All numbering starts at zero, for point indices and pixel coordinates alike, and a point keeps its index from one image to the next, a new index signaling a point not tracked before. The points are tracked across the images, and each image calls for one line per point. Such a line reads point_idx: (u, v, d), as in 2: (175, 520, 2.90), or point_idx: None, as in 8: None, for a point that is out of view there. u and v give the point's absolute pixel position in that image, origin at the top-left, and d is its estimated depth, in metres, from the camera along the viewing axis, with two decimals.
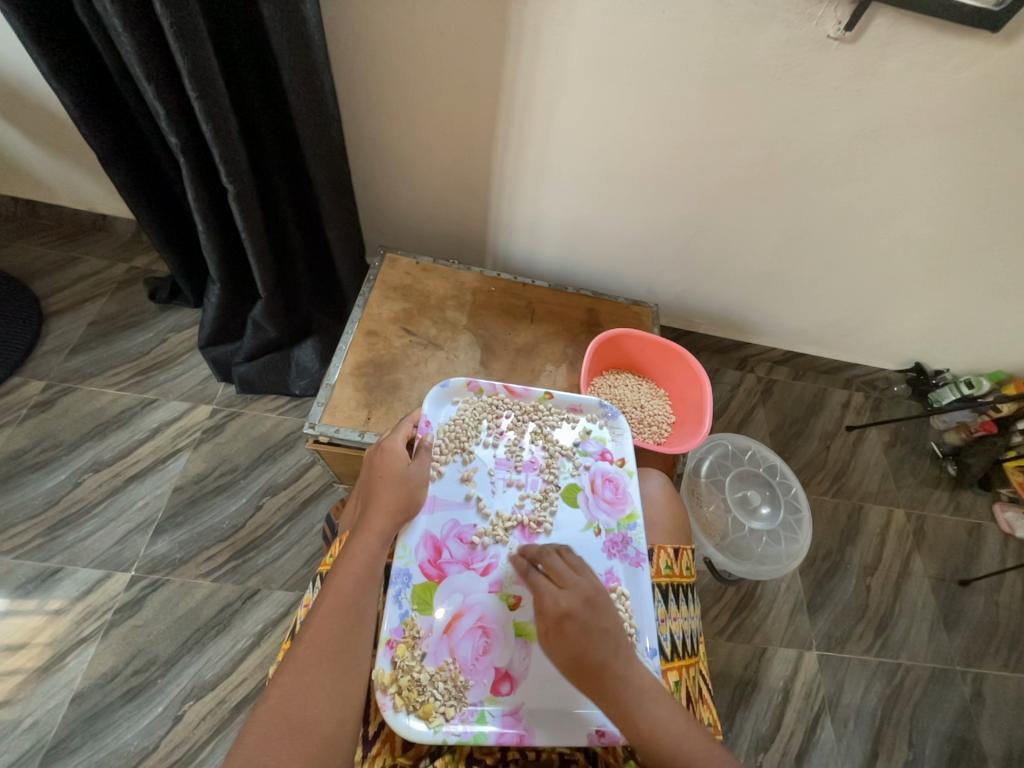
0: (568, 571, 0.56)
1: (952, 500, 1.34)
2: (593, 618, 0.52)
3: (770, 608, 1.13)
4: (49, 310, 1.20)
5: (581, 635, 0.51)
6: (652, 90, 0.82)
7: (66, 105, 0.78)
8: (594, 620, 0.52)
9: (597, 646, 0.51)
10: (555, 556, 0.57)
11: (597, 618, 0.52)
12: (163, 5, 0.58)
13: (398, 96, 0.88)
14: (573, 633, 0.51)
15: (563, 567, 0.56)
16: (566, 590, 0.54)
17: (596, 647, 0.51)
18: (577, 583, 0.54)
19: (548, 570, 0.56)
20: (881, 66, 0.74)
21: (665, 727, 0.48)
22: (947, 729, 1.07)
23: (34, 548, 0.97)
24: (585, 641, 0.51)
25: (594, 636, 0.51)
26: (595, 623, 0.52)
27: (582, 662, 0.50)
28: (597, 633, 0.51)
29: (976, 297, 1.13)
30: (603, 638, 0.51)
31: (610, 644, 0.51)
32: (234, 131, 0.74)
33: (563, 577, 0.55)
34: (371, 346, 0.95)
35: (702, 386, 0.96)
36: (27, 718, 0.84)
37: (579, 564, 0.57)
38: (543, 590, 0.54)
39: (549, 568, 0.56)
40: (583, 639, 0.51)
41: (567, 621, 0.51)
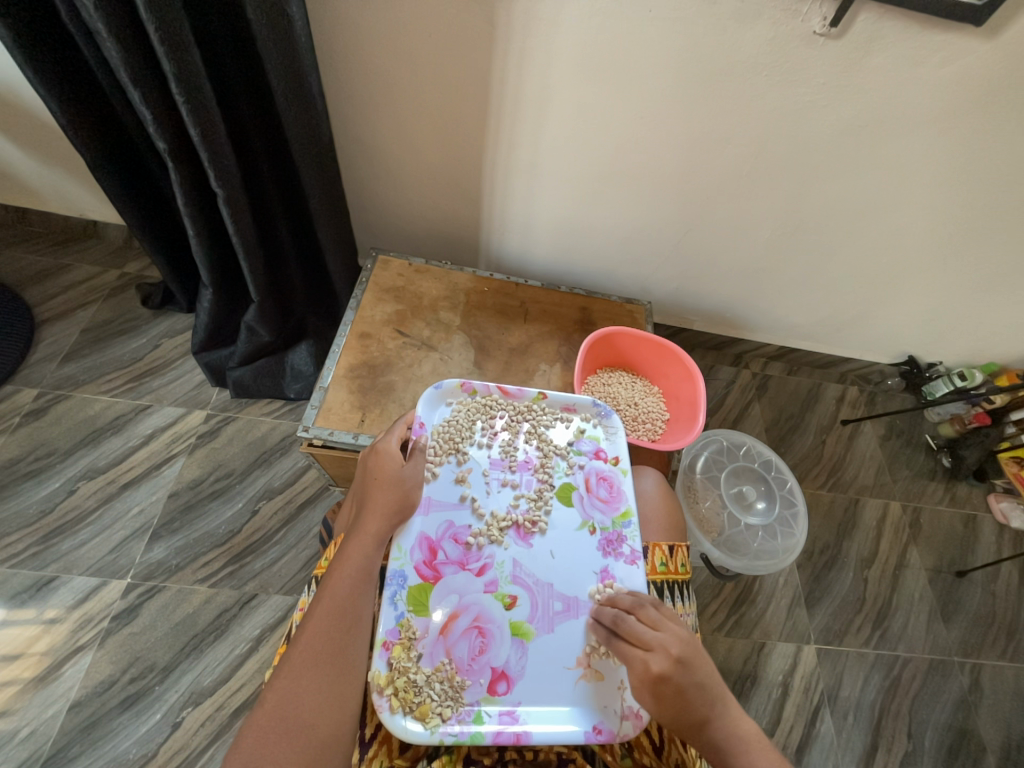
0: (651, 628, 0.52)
1: (947, 492, 1.35)
2: (687, 678, 0.49)
3: (769, 603, 1.13)
4: (41, 318, 1.20)
5: (678, 697, 0.48)
6: (641, 88, 0.82)
7: (54, 111, 0.78)
8: (688, 680, 0.49)
9: (695, 704, 0.48)
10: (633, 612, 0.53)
11: (693, 676, 0.49)
12: (147, 9, 0.58)
13: (388, 98, 0.88)
14: (668, 695, 0.48)
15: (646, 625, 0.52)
16: (654, 650, 0.50)
17: (694, 706, 0.48)
18: (666, 640, 0.50)
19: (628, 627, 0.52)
20: (867, 61, 0.75)
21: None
22: (945, 720, 1.08)
23: (29, 557, 0.96)
24: (683, 703, 0.48)
25: (691, 698, 0.48)
26: (690, 682, 0.48)
27: (681, 722, 0.48)
28: (694, 692, 0.48)
29: (967, 290, 1.14)
30: (700, 696, 0.48)
31: (708, 702, 0.48)
32: (223, 135, 0.73)
33: (647, 637, 0.51)
34: (365, 349, 0.94)
35: (696, 382, 0.96)
36: (25, 727, 0.84)
37: (659, 615, 0.53)
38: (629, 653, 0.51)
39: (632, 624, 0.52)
40: (679, 701, 0.48)
41: (662, 684, 0.48)
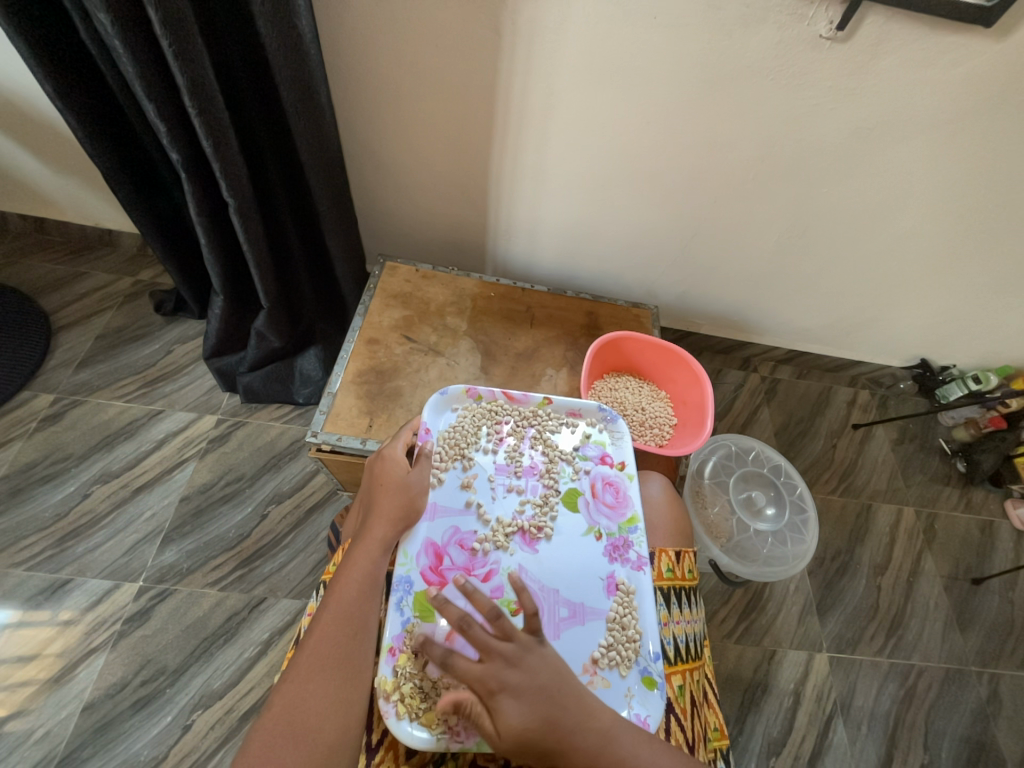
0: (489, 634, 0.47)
1: (962, 497, 1.33)
2: (527, 682, 0.46)
3: (779, 610, 1.12)
4: (58, 325, 1.23)
5: (520, 710, 0.45)
6: (645, 92, 0.82)
7: (72, 125, 0.80)
8: (529, 683, 0.46)
9: (544, 709, 0.46)
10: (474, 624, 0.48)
11: (533, 680, 0.46)
12: (163, 28, 0.59)
13: (394, 107, 0.89)
14: (511, 707, 0.45)
15: (484, 633, 0.46)
16: (491, 660, 0.46)
17: (536, 714, 0.45)
18: (501, 651, 0.46)
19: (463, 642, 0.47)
20: (875, 64, 0.74)
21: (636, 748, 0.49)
22: (963, 731, 1.05)
23: (45, 559, 0.98)
24: (526, 715, 0.45)
25: (533, 704, 0.46)
26: (532, 686, 0.46)
27: (529, 739, 0.45)
28: (535, 694, 0.46)
29: (979, 292, 1.12)
30: (544, 697, 0.46)
31: (551, 705, 0.46)
32: (235, 146, 0.75)
33: (484, 650, 0.46)
34: (373, 354, 0.95)
35: (703, 386, 0.96)
36: (39, 729, 0.85)
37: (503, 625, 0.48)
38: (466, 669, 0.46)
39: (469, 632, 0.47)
40: (521, 712, 0.45)
41: (501, 695, 0.45)
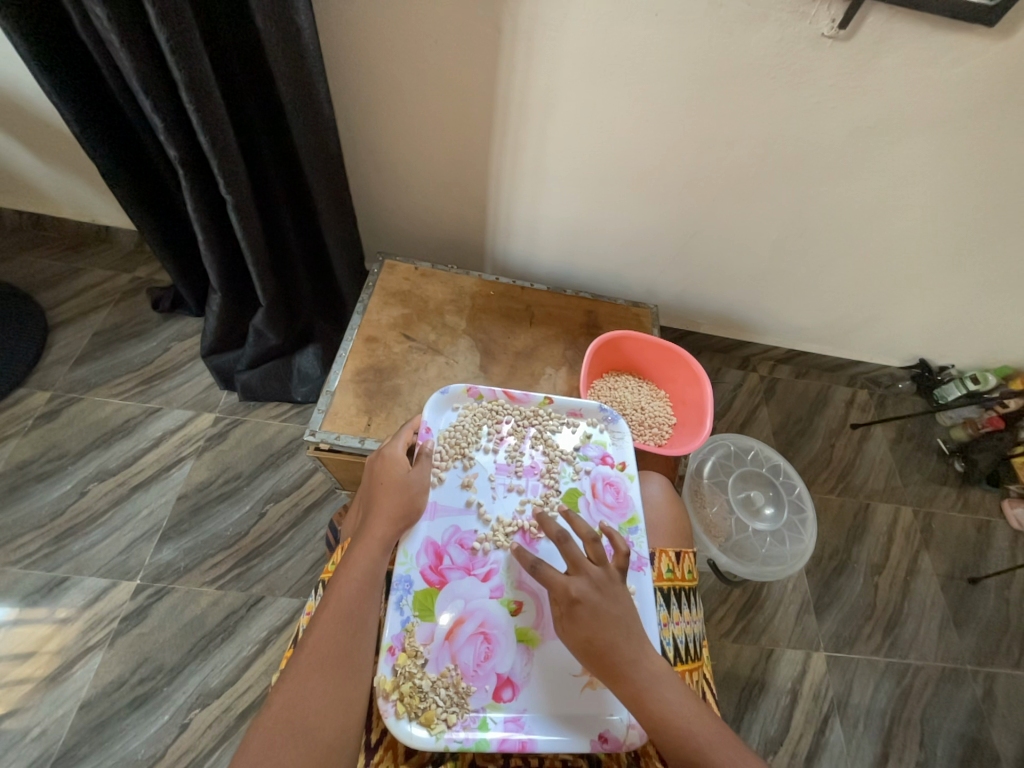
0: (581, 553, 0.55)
1: (959, 497, 1.33)
2: (604, 602, 0.52)
3: (777, 608, 1.12)
4: (54, 322, 1.22)
5: (591, 620, 0.51)
6: (646, 90, 0.81)
7: (67, 121, 0.80)
8: (605, 606, 0.51)
9: (609, 631, 0.50)
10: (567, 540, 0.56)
11: (609, 604, 0.52)
12: (160, 22, 0.59)
13: (394, 103, 0.89)
14: (586, 617, 0.51)
15: (578, 551, 0.54)
16: (578, 574, 0.53)
17: (605, 631, 0.50)
18: (588, 569, 0.53)
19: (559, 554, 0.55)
20: (877, 63, 0.74)
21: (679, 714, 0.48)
22: (958, 729, 1.06)
23: (42, 557, 0.98)
24: (595, 625, 0.51)
25: (604, 621, 0.51)
26: (607, 610, 0.51)
27: (592, 645, 0.50)
28: (608, 618, 0.51)
29: (979, 292, 1.12)
30: (616, 623, 0.51)
31: (621, 631, 0.51)
32: (233, 142, 0.74)
33: (573, 562, 0.54)
34: (372, 352, 0.95)
35: (703, 386, 0.95)
36: (36, 727, 0.85)
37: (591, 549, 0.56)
38: (553, 575, 0.53)
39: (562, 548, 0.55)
40: (592, 622, 0.51)
41: (579, 605, 0.51)
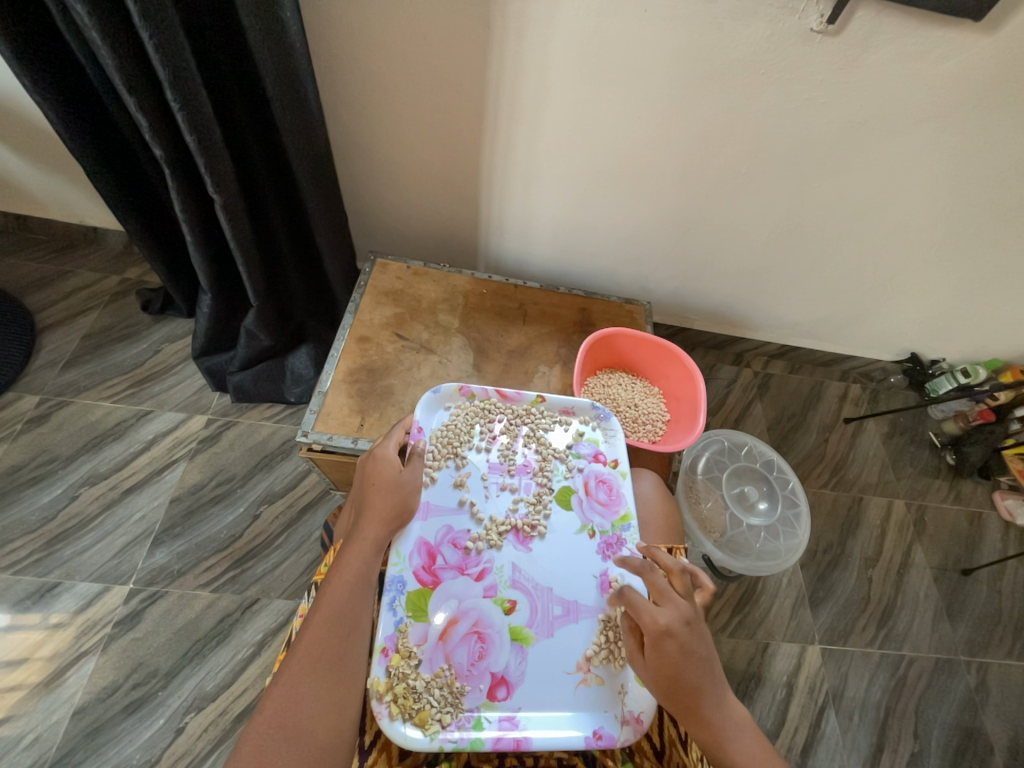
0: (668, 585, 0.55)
1: (951, 490, 1.34)
2: (691, 639, 0.51)
3: (772, 603, 1.13)
4: (42, 324, 1.20)
5: (679, 657, 0.50)
6: (637, 86, 0.81)
7: (51, 120, 0.78)
8: (693, 644, 0.51)
9: (695, 670, 0.50)
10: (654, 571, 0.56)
11: (697, 643, 0.51)
12: (141, 18, 0.58)
13: (383, 102, 0.88)
14: (673, 651, 0.51)
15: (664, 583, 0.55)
16: (666, 608, 0.53)
17: (692, 671, 0.50)
18: (676, 604, 0.53)
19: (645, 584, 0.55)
20: (866, 58, 0.74)
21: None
22: (952, 719, 1.07)
23: (32, 563, 0.97)
24: (683, 663, 0.50)
25: (691, 659, 0.51)
26: (694, 647, 0.51)
27: (676, 682, 0.50)
28: (696, 656, 0.51)
29: (969, 286, 1.13)
30: (701, 662, 0.51)
31: (706, 673, 0.51)
32: (220, 141, 0.73)
33: (662, 596, 0.54)
34: (364, 352, 0.94)
35: (696, 383, 0.96)
36: (29, 734, 0.84)
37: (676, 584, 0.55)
38: (640, 606, 0.53)
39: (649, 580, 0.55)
40: (680, 659, 0.50)
41: (668, 639, 0.51)
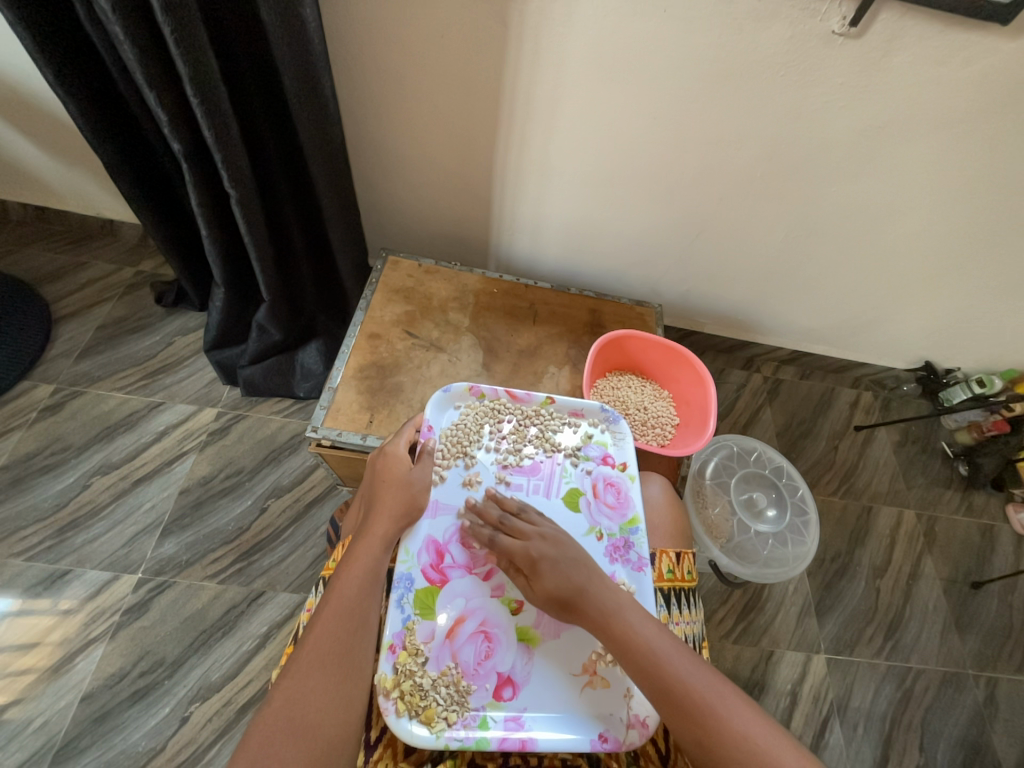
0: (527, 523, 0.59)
1: (963, 501, 1.32)
2: (561, 555, 0.56)
3: (778, 610, 1.12)
4: (58, 315, 1.22)
5: (554, 571, 0.55)
6: (654, 86, 0.80)
7: (73, 113, 0.80)
8: (561, 556, 0.56)
9: (571, 575, 0.55)
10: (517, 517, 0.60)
11: (564, 554, 0.56)
12: (164, 13, 0.58)
13: (399, 99, 0.88)
14: (548, 570, 0.55)
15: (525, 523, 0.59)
16: (531, 538, 0.57)
17: (569, 575, 0.55)
18: (543, 531, 0.58)
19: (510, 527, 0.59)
20: (888, 61, 0.73)
21: (649, 637, 0.50)
22: (959, 733, 1.05)
23: (44, 549, 0.98)
24: (559, 574, 0.55)
25: (563, 571, 0.55)
26: (564, 557, 0.56)
27: (559, 593, 0.54)
28: (568, 565, 0.55)
29: (987, 294, 1.11)
30: (574, 565, 0.56)
31: (582, 571, 0.55)
32: (236, 136, 0.74)
33: (528, 528, 0.58)
34: (374, 349, 0.95)
35: (707, 387, 0.95)
36: (38, 718, 0.85)
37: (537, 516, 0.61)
38: (511, 545, 0.57)
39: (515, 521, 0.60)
40: (556, 573, 0.55)
41: (539, 563, 0.55)
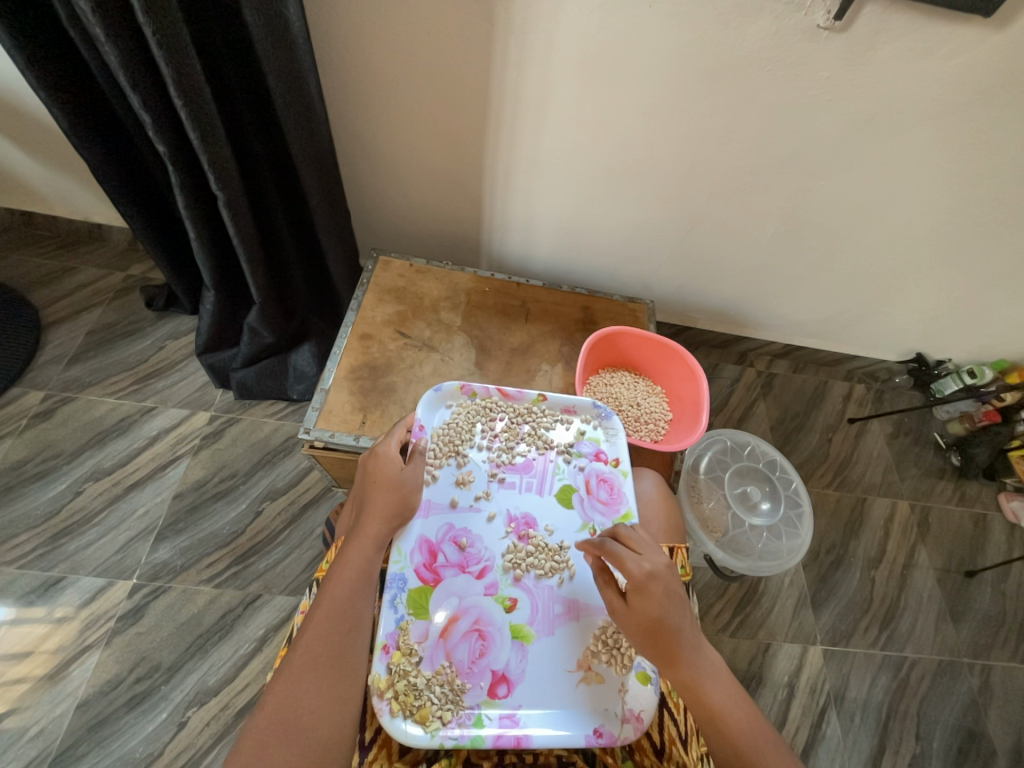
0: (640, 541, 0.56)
1: (956, 491, 1.33)
2: (672, 582, 0.53)
3: (774, 603, 1.12)
4: (47, 320, 1.21)
5: (662, 596, 0.52)
6: (642, 84, 0.81)
7: (56, 116, 0.79)
8: (673, 586, 0.53)
9: (674, 612, 0.52)
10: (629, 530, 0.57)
11: (676, 583, 0.53)
12: (144, 14, 0.58)
13: (387, 98, 0.88)
14: (657, 592, 0.52)
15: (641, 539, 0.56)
16: (647, 554, 0.54)
17: (673, 611, 0.52)
18: (656, 552, 0.55)
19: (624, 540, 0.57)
20: (873, 54, 0.73)
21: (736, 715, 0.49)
22: (955, 721, 1.06)
23: (37, 557, 0.97)
24: (665, 602, 0.52)
25: (671, 600, 0.52)
26: (674, 588, 0.53)
27: (660, 622, 0.51)
28: (675, 598, 0.53)
29: (977, 285, 1.12)
30: (679, 601, 0.53)
31: (685, 614, 0.53)
32: (222, 137, 0.73)
33: (641, 546, 0.55)
34: (366, 350, 0.94)
35: (699, 382, 0.95)
36: (33, 726, 0.85)
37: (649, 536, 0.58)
38: (623, 555, 0.53)
39: (624, 537, 0.57)
40: (662, 601, 0.52)
41: (652, 582, 0.52)
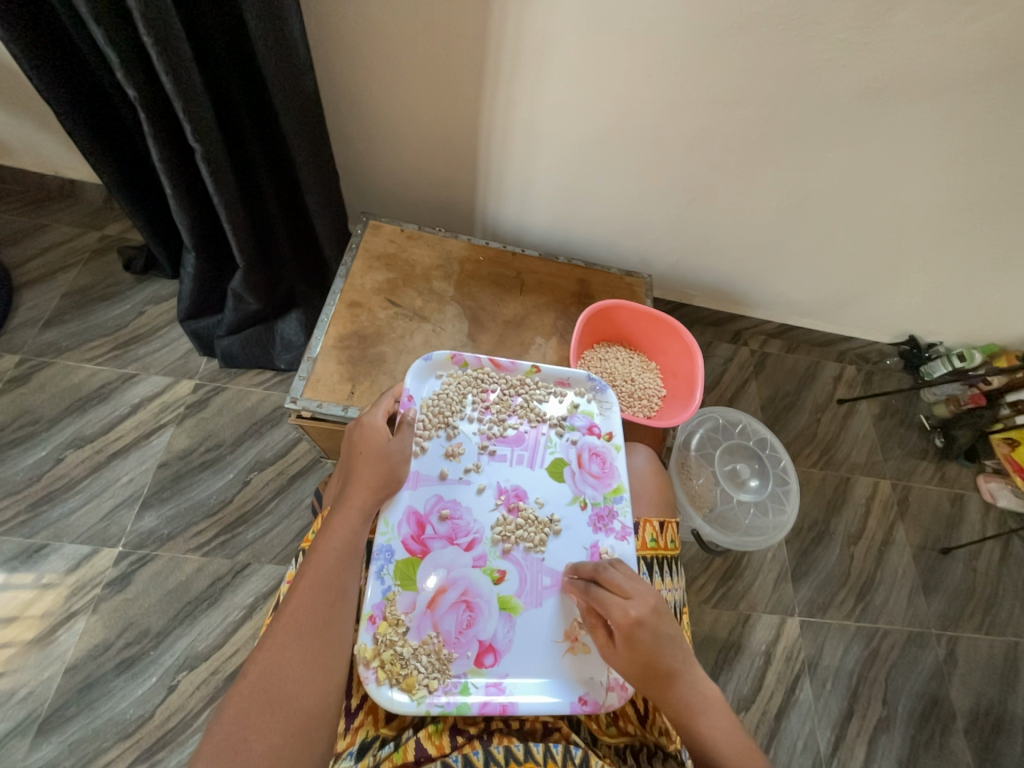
0: (628, 582, 0.54)
1: (937, 471, 1.36)
2: (662, 625, 0.51)
3: (756, 576, 1.15)
4: (19, 281, 1.15)
5: (651, 643, 0.50)
6: (649, 45, 0.77)
7: (15, 53, 0.72)
8: (662, 627, 0.51)
9: (666, 654, 0.51)
10: (613, 567, 0.55)
11: (666, 625, 0.51)
12: None
13: (376, 48, 0.82)
14: (645, 638, 0.50)
15: (626, 578, 0.54)
16: (633, 598, 0.52)
17: (664, 654, 0.51)
18: (645, 593, 0.53)
19: (608, 581, 0.54)
20: (892, 16, 0.70)
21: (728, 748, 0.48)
22: (920, 687, 1.11)
23: (18, 524, 0.96)
24: (655, 649, 0.50)
25: (662, 644, 0.51)
26: (663, 630, 0.51)
27: (651, 668, 0.50)
28: (665, 641, 0.51)
29: (974, 265, 1.11)
30: (670, 643, 0.51)
31: (678, 654, 0.51)
32: (197, 81, 0.68)
33: (626, 587, 0.53)
34: (355, 318, 0.92)
35: (694, 358, 0.94)
36: (22, 688, 0.85)
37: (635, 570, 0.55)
38: (609, 601, 0.52)
39: (608, 578, 0.55)
40: (652, 646, 0.50)
41: (639, 630, 0.51)
